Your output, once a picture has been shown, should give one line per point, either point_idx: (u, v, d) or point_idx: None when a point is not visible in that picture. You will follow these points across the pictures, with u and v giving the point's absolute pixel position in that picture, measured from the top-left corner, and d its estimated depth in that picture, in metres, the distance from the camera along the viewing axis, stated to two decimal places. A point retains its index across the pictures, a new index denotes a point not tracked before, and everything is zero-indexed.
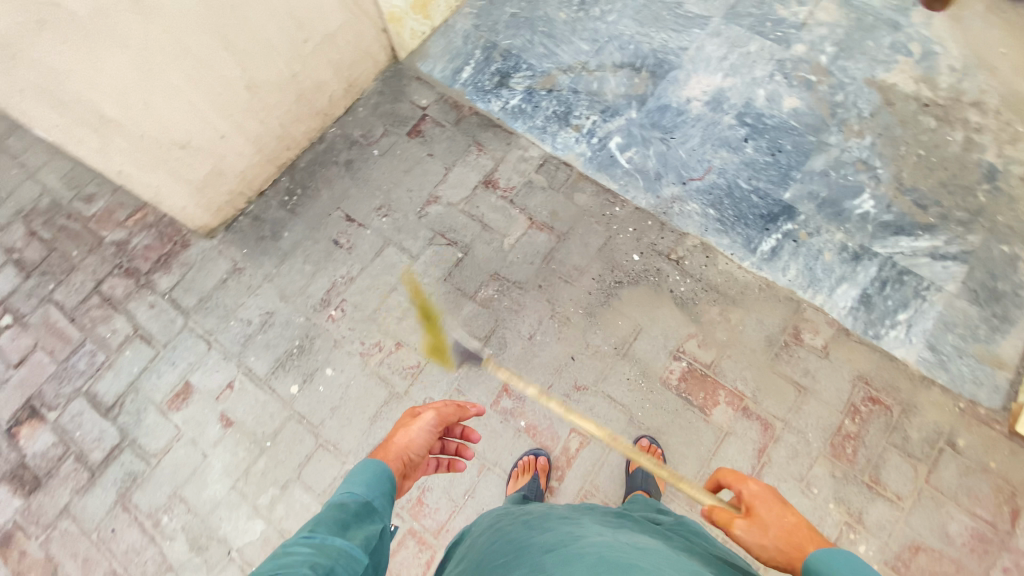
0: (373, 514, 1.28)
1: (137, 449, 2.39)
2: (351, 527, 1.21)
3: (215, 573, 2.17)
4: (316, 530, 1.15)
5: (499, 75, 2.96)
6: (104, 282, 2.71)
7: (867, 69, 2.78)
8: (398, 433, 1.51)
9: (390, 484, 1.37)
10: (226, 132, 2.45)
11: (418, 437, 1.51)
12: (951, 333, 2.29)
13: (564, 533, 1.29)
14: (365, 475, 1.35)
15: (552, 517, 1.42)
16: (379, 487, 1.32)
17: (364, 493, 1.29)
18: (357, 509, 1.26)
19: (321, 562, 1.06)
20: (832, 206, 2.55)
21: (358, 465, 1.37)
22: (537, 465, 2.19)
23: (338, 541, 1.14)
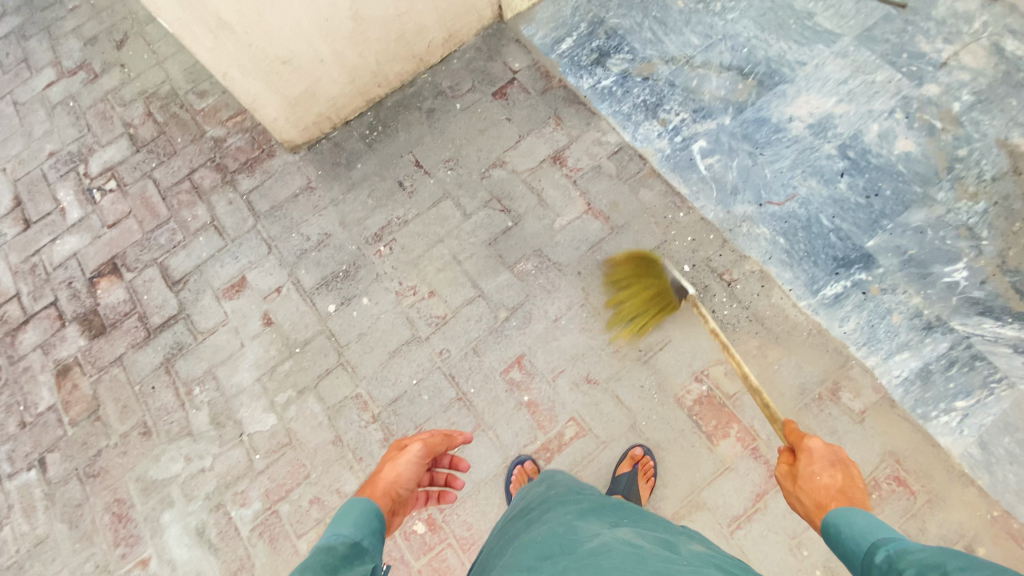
0: (362, 555, 1.31)
1: (188, 324, 2.67)
2: (339, 571, 1.22)
3: (225, 448, 2.42)
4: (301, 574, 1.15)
5: (598, 53, 2.89)
6: (196, 171, 2.99)
7: (1004, 127, 2.47)
8: (385, 468, 1.61)
9: (378, 523, 1.42)
10: (326, 57, 2.59)
11: (406, 470, 1.60)
12: (1010, 436, 2.07)
13: (559, 535, 1.28)
14: (353, 515, 1.39)
15: (552, 511, 1.44)
16: (365, 526, 1.37)
17: (352, 534, 1.34)
18: (345, 551, 1.29)
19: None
20: (918, 266, 2.32)
21: (346, 505, 1.43)
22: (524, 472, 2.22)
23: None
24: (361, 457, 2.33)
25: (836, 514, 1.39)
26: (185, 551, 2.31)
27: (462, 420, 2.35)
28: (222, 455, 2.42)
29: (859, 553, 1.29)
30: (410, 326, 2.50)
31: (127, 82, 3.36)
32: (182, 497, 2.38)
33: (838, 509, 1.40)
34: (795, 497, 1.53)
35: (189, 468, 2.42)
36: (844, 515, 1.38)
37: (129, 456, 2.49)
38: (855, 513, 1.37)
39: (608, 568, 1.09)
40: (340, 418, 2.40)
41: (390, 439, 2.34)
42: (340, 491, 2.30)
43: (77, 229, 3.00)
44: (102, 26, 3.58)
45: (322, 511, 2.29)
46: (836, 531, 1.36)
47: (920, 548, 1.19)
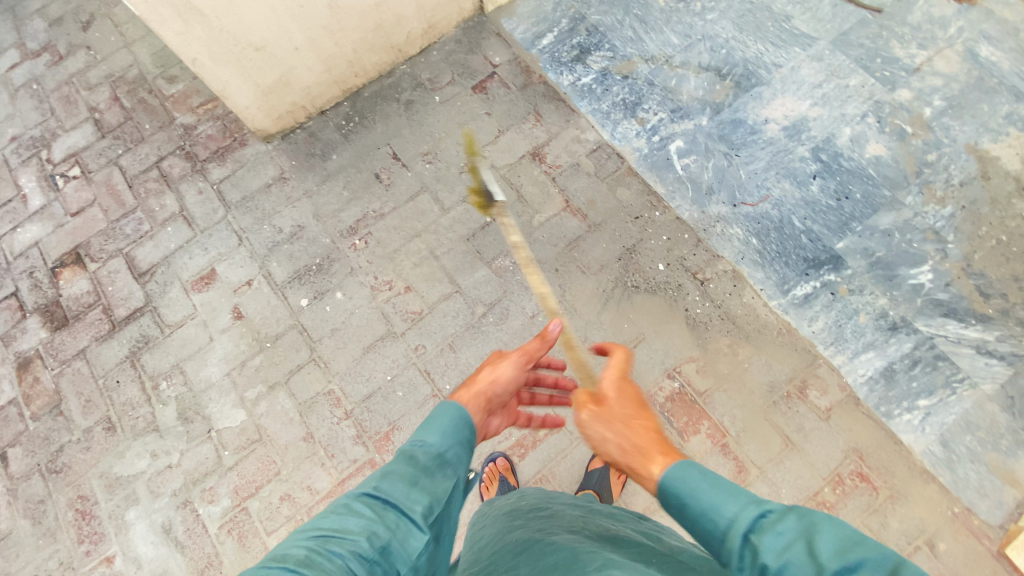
0: (445, 466, 1.25)
1: (156, 317, 2.59)
2: (419, 485, 1.18)
3: (193, 444, 2.37)
4: (381, 487, 1.15)
5: (578, 49, 2.88)
6: (165, 159, 2.90)
7: (972, 133, 2.54)
8: (483, 372, 1.57)
9: (467, 433, 1.35)
10: (300, 46, 2.53)
11: (502, 377, 1.56)
12: (971, 434, 2.15)
13: (534, 532, 1.28)
14: (442, 423, 1.32)
15: (525, 510, 1.43)
16: (452, 437, 1.30)
17: (437, 444, 1.28)
18: (428, 462, 1.24)
19: (378, 532, 1.08)
20: (884, 268, 2.38)
21: (439, 408, 1.37)
22: (497, 469, 2.22)
23: (396, 508, 1.13)
24: (333, 454, 2.30)
25: (674, 470, 1.18)
26: (151, 549, 2.25)
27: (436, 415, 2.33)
28: (190, 451, 2.36)
29: (715, 540, 1.05)
30: (385, 321, 2.47)
31: (93, 65, 3.23)
32: (148, 493, 2.33)
33: (674, 467, 1.18)
34: (605, 440, 1.41)
35: (156, 464, 2.36)
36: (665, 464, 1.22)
37: (92, 452, 2.42)
38: (697, 476, 1.13)
39: (582, 557, 1.10)
40: (312, 414, 2.36)
41: (363, 436, 2.32)
42: (311, 488, 2.27)
43: (39, 217, 2.89)
44: (66, 6, 3.44)
45: (293, 508, 2.25)
46: (681, 505, 1.13)
47: (784, 526, 0.96)
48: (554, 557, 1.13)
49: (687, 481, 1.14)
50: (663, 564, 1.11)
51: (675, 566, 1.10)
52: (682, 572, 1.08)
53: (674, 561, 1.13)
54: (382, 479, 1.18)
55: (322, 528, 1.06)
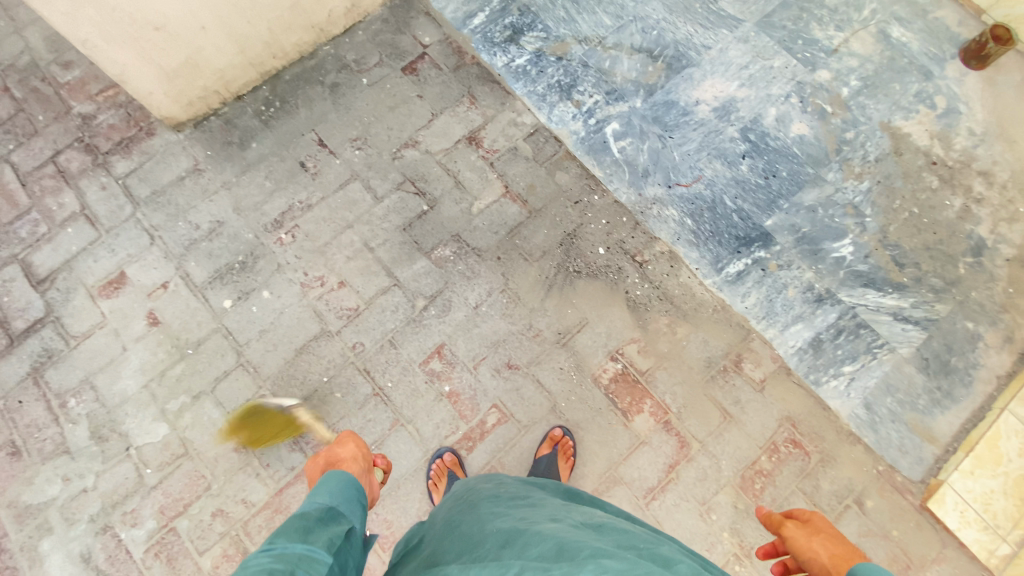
0: (337, 517, 1.30)
1: (59, 328, 2.34)
2: (314, 531, 1.21)
3: (110, 465, 2.17)
4: (275, 540, 1.13)
5: (511, 29, 2.81)
6: (61, 153, 2.61)
7: (886, 112, 2.68)
8: (339, 450, 1.62)
9: (356, 492, 1.41)
10: (208, 25, 2.31)
11: (359, 446, 1.67)
12: (891, 396, 2.30)
13: (515, 521, 1.25)
14: (329, 486, 1.37)
15: (505, 501, 1.39)
16: (341, 493, 1.35)
17: (327, 501, 1.32)
18: (319, 515, 1.27)
19: (279, 568, 1.04)
20: (810, 243, 2.48)
21: (323, 478, 1.40)
22: (445, 465, 2.15)
23: (296, 547, 1.12)
24: (268, 463, 2.17)
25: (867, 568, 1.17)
26: None
27: (379, 414, 2.24)
28: (107, 472, 2.16)
29: None
30: (318, 319, 2.35)
31: None
32: (62, 522, 2.11)
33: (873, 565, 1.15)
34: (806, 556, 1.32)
35: (68, 489, 2.15)
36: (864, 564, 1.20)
37: None
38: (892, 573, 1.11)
39: (570, 545, 1.08)
40: (243, 423, 2.22)
41: (300, 442, 2.20)
42: (246, 501, 2.13)
43: None
44: None
45: (226, 524, 2.11)
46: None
47: None
48: (539, 548, 1.09)
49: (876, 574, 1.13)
50: (649, 552, 1.12)
51: (662, 555, 1.11)
52: (668, 564, 1.07)
53: (659, 548, 1.14)
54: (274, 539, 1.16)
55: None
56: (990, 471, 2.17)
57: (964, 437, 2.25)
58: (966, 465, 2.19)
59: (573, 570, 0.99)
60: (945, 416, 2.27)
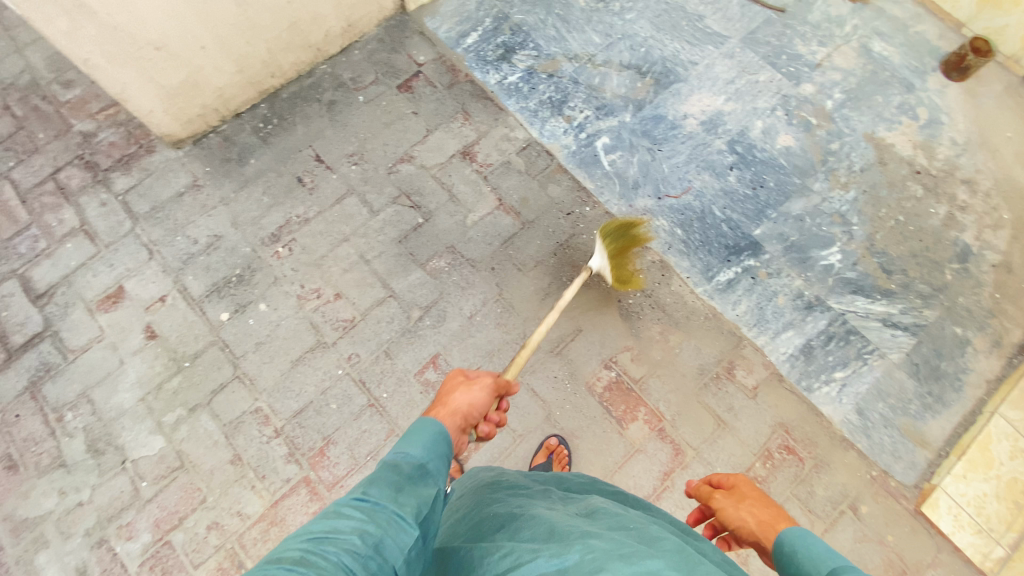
0: (426, 478, 1.27)
1: (57, 342, 2.36)
2: (405, 491, 1.19)
3: (105, 478, 2.17)
4: (369, 493, 1.15)
5: (503, 48, 2.89)
6: (62, 170, 2.66)
7: (870, 123, 2.76)
8: (457, 394, 1.57)
9: (447, 448, 1.37)
10: (207, 44, 2.37)
11: (478, 402, 1.56)
12: (883, 402, 2.32)
13: (514, 506, 1.27)
14: (423, 436, 1.34)
15: (504, 485, 1.42)
16: (435, 450, 1.32)
17: (420, 456, 1.30)
18: (411, 472, 1.25)
19: (370, 530, 1.07)
20: (798, 251, 2.53)
21: (418, 423, 1.39)
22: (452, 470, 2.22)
23: (387, 508, 1.13)
24: (263, 475, 2.18)
25: (792, 533, 1.24)
26: None
27: (375, 424, 2.25)
28: (102, 485, 2.16)
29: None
30: (315, 331, 2.37)
31: None
32: (57, 535, 2.10)
33: (795, 531, 1.23)
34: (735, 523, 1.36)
35: (64, 502, 2.14)
36: (790, 528, 1.26)
37: None
38: (813, 537, 1.20)
39: (560, 530, 1.09)
40: (239, 435, 2.23)
41: (296, 453, 2.20)
42: (241, 514, 2.13)
43: None
44: None
45: (221, 537, 2.10)
46: (791, 552, 1.19)
47: None
48: (532, 531, 1.12)
49: (803, 542, 1.20)
50: (639, 531, 1.10)
51: (652, 532, 1.10)
52: (658, 537, 1.08)
53: (650, 527, 1.12)
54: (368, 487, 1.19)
55: (309, 534, 1.03)
56: (982, 475, 2.20)
57: (955, 441, 2.27)
58: (958, 469, 2.21)
59: (559, 554, 1.00)
60: (936, 421, 2.29)
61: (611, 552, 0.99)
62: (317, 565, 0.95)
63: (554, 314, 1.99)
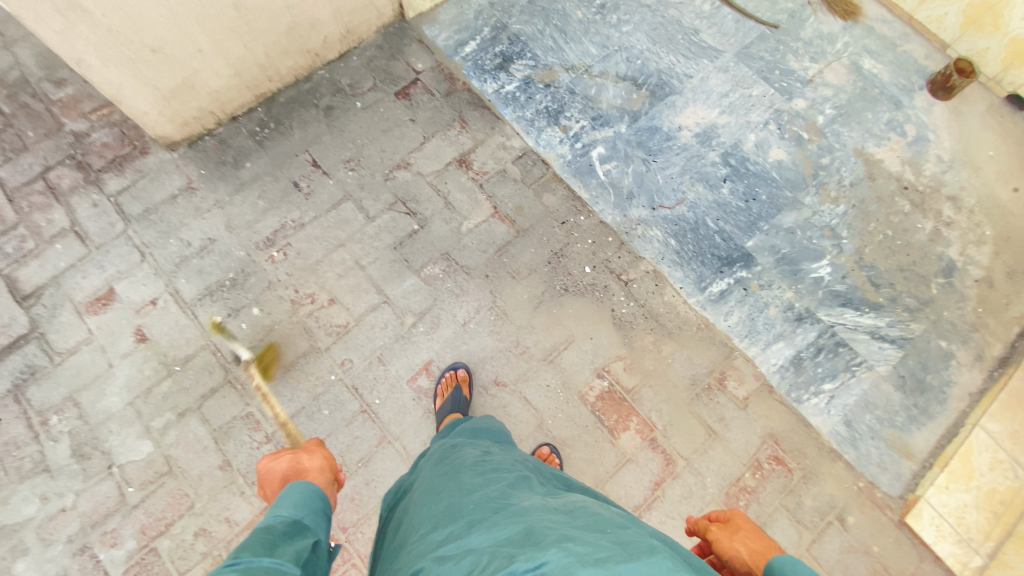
0: (303, 531, 1.29)
1: (43, 344, 2.33)
2: (280, 545, 1.19)
3: (90, 484, 2.14)
4: (241, 553, 1.09)
5: (501, 57, 2.91)
6: (52, 169, 2.63)
7: (859, 139, 2.81)
8: (307, 460, 1.62)
9: (321, 503, 1.40)
10: (204, 48, 2.35)
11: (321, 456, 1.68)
12: (870, 413, 2.36)
13: (491, 497, 1.26)
14: (293, 497, 1.36)
15: (485, 470, 1.41)
16: (307, 505, 1.35)
17: (292, 514, 1.31)
18: (285, 529, 1.26)
19: None
20: (789, 263, 2.57)
21: (284, 491, 1.39)
22: (457, 378, 2.27)
23: (264, 559, 1.10)
24: (253, 481, 2.16)
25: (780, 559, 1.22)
26: None
27: (367, 431, 2.24)
28: (87, 491, 2.13)
29: None
30: (308, 336, 2.36)
31: None
32: (39, 542, 2.06)
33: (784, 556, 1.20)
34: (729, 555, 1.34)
35: (47, 508, 2.10)
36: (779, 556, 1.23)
37: None
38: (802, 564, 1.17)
39: (538, 530, 1.09)
40: (229, 440, 2.21)
41: None
42: (230, 520, 2.11)
43: None
44: None
45: (209, 543, 2.08)
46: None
47: None
48: (508, 531, 1.11)
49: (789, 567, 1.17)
50: (616, 535, 1.11)
51: (629, 536, 1.10)
52: (635, 542, 1.08)
53: (627, 530, 1.13)
54: (240, 552, 1.12)
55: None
56: (963, 486, 2.22)
57: (939, 453, 2.30)
58: (941, 480, 2.23)
59: (534, 555, 1.00)
60: (922, 432, 2.33)
61: (587, 557, 0.99)
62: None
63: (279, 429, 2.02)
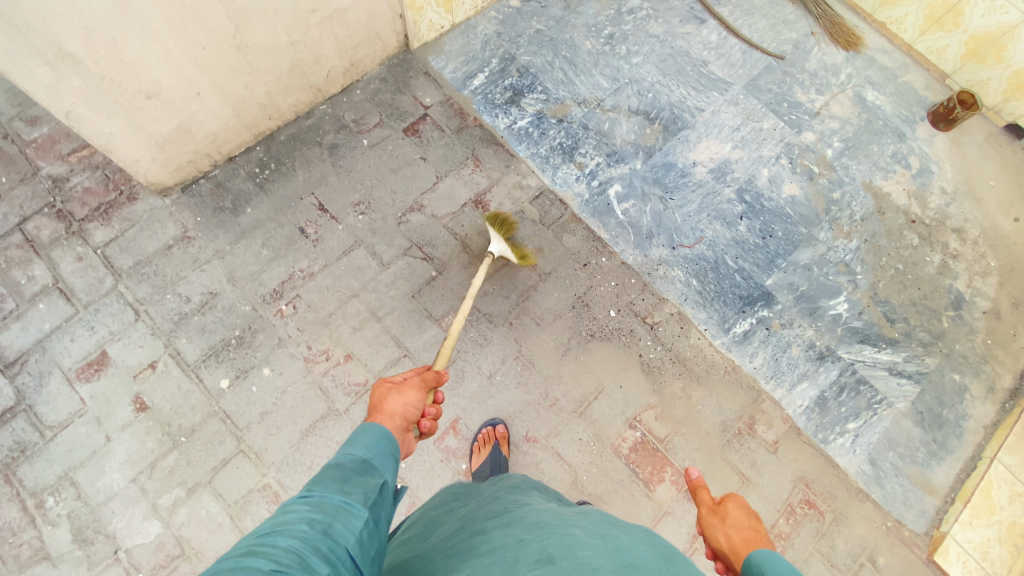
0: (371, 471, 1.16)
1: (31, 418, 2.12)
2: (351, 481, 1.10)
3: (94, 572, 1.95)
4: (313, 488, 1.04)
5: (511, 91, 2.81)
6: (29, 220, 2.39)
7: (867, 172, 2.85)
8: (390, 398, 1.39)
9: (392, 446, 1.25)
10: (203, 90, 2.18)
11: (412, 401, 1.41)
12: (893, 451, 2.39)
13: (509, 500, 1.37)
14: (364, 436, 1.23)
15: (501, 487, 1.50)
16: (378, 445, 1.21)
17: (362, 454, 1.18)
18: (355, 467, 1.14)
19: (318, 519, 0.97)
20: (809, 301, 2.58)
21: (359, 427, 1.26)
22: (496, 435, 2.19)
23: (334, 497, 1.04)
24: None
25: (760, 554, 1.21)
26: None
27: None
28: None
29: None
30: (325, 397, 2.22)
31: None
32: None
33: (762, 556, 1.20)
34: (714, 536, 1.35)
35: None
36: (759, 552, 1.22)
37: None
38: (781, 561, 1.17)
39: (545, 520, 1.20)
40: (246, 515, 2.06)
41: None
42: None
43: None
44: None
45: None
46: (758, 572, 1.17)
47: None
48: (524, 518, 1.22)
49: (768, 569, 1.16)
50: (622, 526, 1.27)
51: (630, 531, 1.24)
52: (638, 534, 1.24)
53: (629, 527, 1.26)
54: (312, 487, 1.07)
55: (256, 533, 0.92)
56: (985, 520, 2.25)
57: (960, 487, 2.35)
58: (964, 516, 2.27)
59: (543, 536, 1.12)
60: (941, 467, 2.38)
61: (594, 538, 1.14)
62: (268, 553, 0.86)
63: (468, 305, 1.96)
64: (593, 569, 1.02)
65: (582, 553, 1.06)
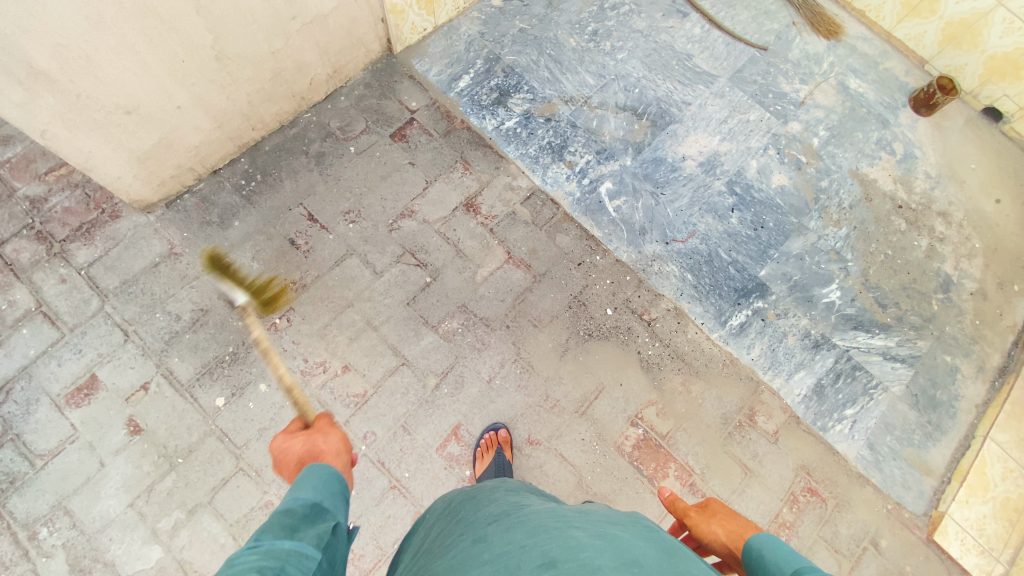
0: (323, 514, 1.17)
1: (20, 447, 2.06)
2: (301, 529, 1.09)
3: None
4: (262, 536, 1.03)
5: (497, 91, 2.79)
6: (7, 243, 2.32)
7: (853, 160, 2.87)
8: (320, 442, 1.44)
9: (339, 485, 1.27)
10: (183, 104, 2.12)
11: (338, 438, 1.49)
12: (890, 435, 2.43)
13: (506, 504, 1.34)
14: (312, 479, 1.23)
15: (498, 490, 1.46)
16: (326, 487, 1.22)
17: (312, 497, 1.18)
18: (305, 512, 1.14)
19: (269, 565, 0.96)
20: (802, 290, 2.60)
21: (303, 472, 1.26)
22: (498, 440, 2.17)
23: (285, 543, 1.03)
24: None
25: (759, 538, 1.25)
26: None
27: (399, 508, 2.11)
28: None
29: None
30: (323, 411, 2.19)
31: None
32: None
33: (763, 536, 1.23)
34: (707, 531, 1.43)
35: None
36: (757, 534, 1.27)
37: None
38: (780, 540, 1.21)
39: (546, 523, 1.19)
40: (248, 534, 2.03)
41: None
42: None
43: None
44: None
45: None
46: (759, 555, 1.18)
47: None
48: (525, 523, 1.20)
49: (770, 549, 1.18)
50: (619, 523, 1.27)
51: (626, 528, 1.24)
52: (636, 529, 1.24)
53: (625, 524, 1.27)
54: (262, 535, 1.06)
55: None
56: (980, 497, 2.31)
57: (956, 467, 2.39)
58: (961, 495, 2.31)
59: (544, 541, 1.11)
60: (938, 448, 2.42)
61: (594, 538, 1.14)
62: None
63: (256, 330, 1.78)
64: (596, 569, 1.02)
65: (584, 553, 1.06)
